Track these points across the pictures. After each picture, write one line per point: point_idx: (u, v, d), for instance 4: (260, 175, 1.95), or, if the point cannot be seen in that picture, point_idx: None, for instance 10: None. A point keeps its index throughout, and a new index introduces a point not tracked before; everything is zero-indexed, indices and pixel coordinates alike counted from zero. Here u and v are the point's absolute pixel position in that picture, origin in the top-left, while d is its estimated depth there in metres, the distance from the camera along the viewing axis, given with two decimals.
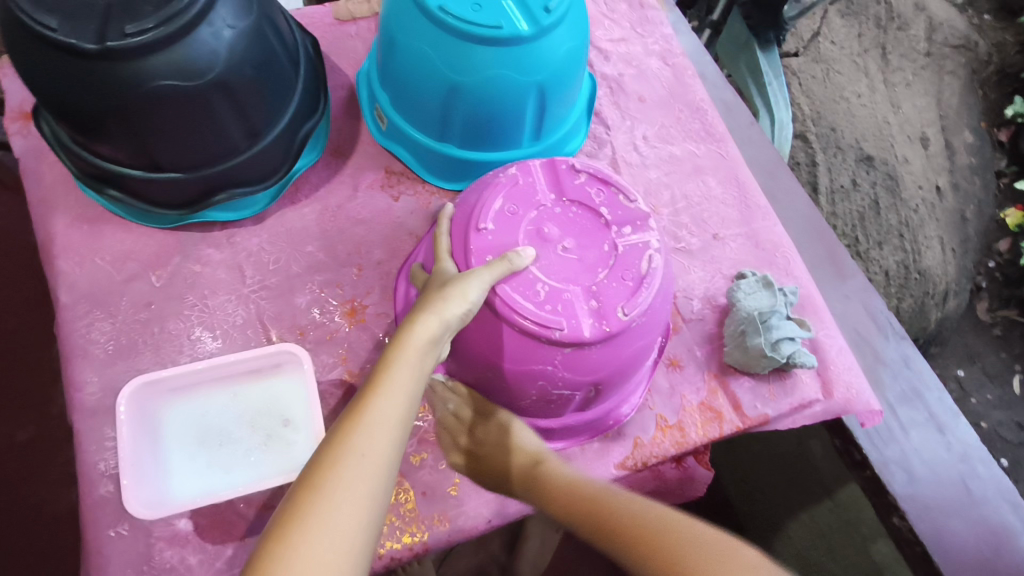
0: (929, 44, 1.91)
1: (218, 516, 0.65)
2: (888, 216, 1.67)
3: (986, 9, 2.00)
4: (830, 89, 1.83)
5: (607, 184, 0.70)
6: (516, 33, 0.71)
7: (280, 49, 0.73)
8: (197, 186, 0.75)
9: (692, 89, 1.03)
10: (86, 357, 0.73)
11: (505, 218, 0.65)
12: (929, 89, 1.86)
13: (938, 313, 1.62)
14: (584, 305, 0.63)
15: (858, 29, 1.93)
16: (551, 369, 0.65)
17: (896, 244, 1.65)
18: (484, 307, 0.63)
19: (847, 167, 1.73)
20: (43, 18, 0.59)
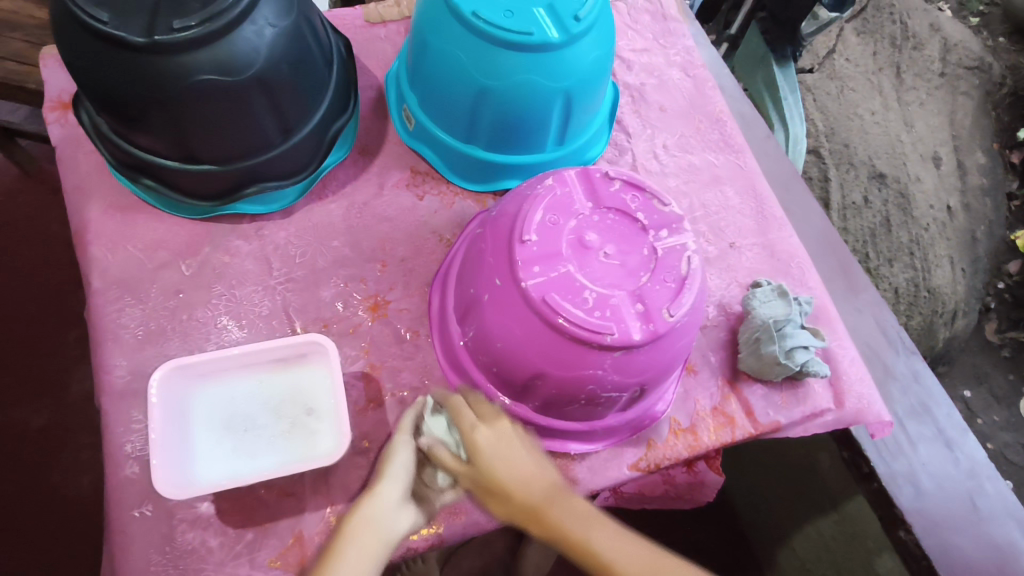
0: (944, 65, 1.92)
1: (240, 501, 0.70)
2: (899, 233, 1.68)
3: (1000, 32, 2.01)
4: (844, 105, 1.85)
5: (640, 190, 0.71)
6: (546, 40, 0.73)
7: (315, 49, 0.76)
8: (230, 178, 0.77)
9: (712, 100, 1.05)
10: (116, 341, 0.74)
11: (548, 228, 0.66)
12: (943, 109, 1.88)
13: (947, 332, 1.64)
14: (633, 308, 0.64)
15: (873, 47, 1.95)
16: (600, 373, 0.66)
17: (906, 262, 1.66)
18: (531, 314, 0.64)
19: (860, 183, 1.74)
20: (95, 11, 0.62)
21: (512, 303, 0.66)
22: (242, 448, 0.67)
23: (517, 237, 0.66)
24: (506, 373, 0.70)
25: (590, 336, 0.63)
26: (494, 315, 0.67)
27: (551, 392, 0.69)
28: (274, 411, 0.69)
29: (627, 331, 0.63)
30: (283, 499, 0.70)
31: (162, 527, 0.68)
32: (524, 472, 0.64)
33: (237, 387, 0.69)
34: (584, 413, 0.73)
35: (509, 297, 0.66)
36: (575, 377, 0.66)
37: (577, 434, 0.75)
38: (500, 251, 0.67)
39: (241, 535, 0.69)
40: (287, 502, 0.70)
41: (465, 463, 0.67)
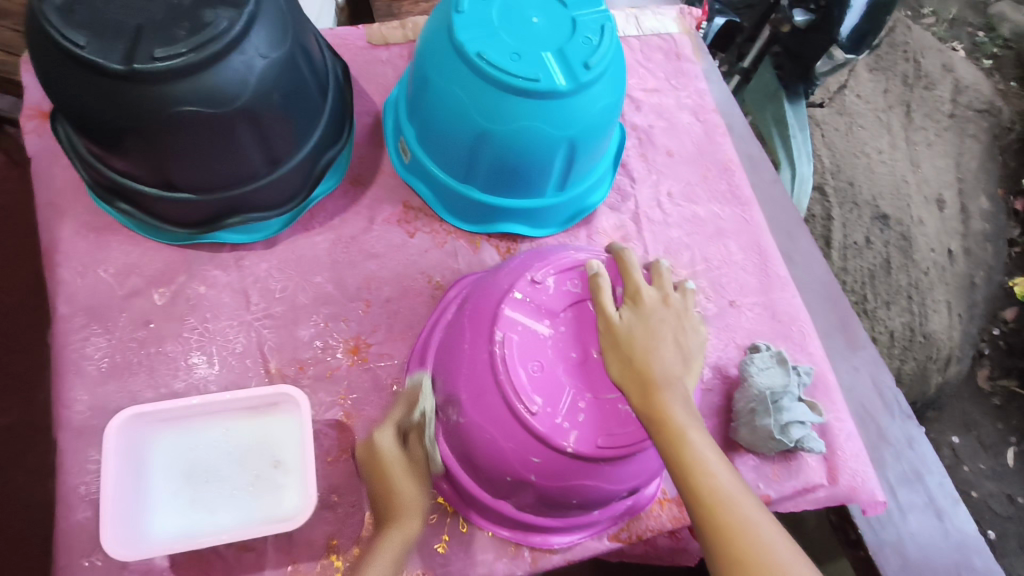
0: (953, 106, 1.91)
1: (197, 554, 0.66)
2: (899, 276, 1.67)
3: (1013, 76, 2.00)
4: (851, 143, 1.82)
5: (572, 268, 0.64)
6: (553, 88, 0.69)
7: (310, 76, 0.72)
8: (210, 208, 0.73)
9: (721, 147, 1.01)
10: (78, 373, 0.70)
11: (535, 369, 0.58)
12: (950, 151, 1.86)
13: (939, 378, 1.61)
14: (620, 412, 0.59)
15: (885, 85, 1.92)
16: (585, 482, 0.60)
17: (903, 306, 1.64)
18: (572, 458, 0.58)
19: (862, 224, 1.72)
20: (71, 33, 0.57)
21: (530, 445, 0.58)
22: (202, 501, 0.63)
23: (494, 326, 0.59)
24: (481, 472, 0.64)
25: (572, 447, 0.57)
26: (467, 411, 0.61)
27: (530, 494, 0.64)
28: (239, 463, 0.65)
29: (613, 440, 0.58)
30: (243, 554, 0.66)
31: None
32: (665, 356, 0.58)
33: (202, 435, 0.65)
34: (565, 512, 0.68)
35: (524, 442, 0.58)
36: (556, 485, 0.60)
37: (558, 528, 0.71)
38: (492, 407, 0.59)
39: None
40: (247, 558, 0.66)
41: (620, 333, 0.58)
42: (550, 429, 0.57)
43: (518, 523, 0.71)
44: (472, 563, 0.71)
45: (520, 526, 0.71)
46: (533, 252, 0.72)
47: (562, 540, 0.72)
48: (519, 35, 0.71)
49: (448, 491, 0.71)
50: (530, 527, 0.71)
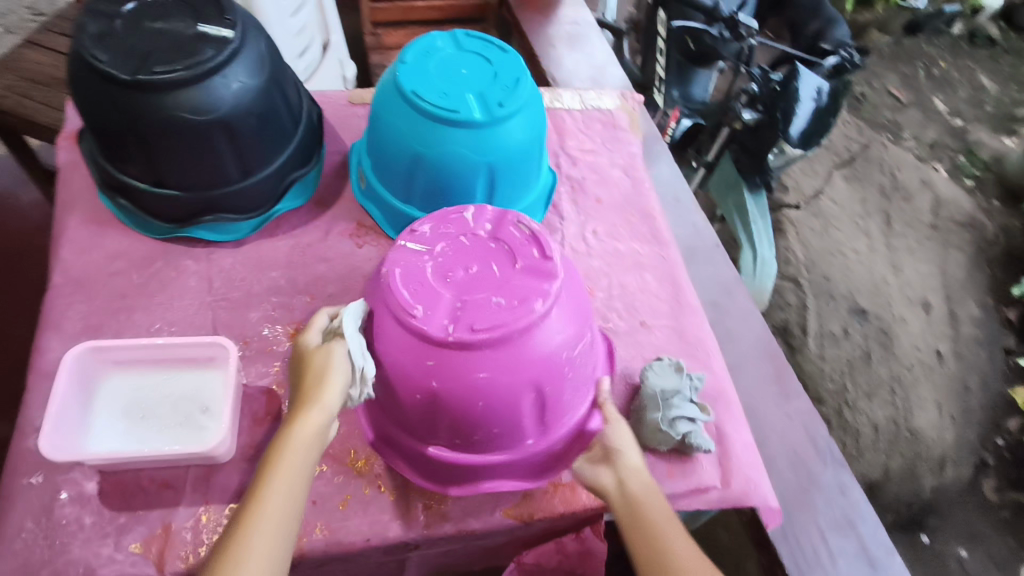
0: (935, 218, 2.22)
1: (122, 485, 0.75)
2: (879, 369, 1.89)
3: (995, 195, 2.34)
4: (827, 243, 2.10)
5: (447, 218, 0.77)
6: (470, 118, 0.86)
7: (284, 107, 0.90)
8: (190, 205, 0.89)
9: (646, 198, 1.15)
10: (58, 330, 0.84)
11: (417, 287, 0.70)
12: (933, 260, 2.13)
13: (933, 481, 1.76)
14: (491, 303, 0.68)
15: (861, 194, 2.24)
16: (479, 375, 0.68)
17: (885, 399, 1.84)
18: (458, 348, 0.67)
19: (840, 317, 1.96)
20: (96, 53, 0.77)
21: (421, 347, 0.68)
22: (135, 432, 0.74)
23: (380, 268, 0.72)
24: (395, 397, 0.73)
25: (453, 335, 0.66)
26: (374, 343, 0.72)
27: (433, 412, 0.72)
28: (172, 404, 0.75)
29: (487, 324, 0.67)
30: (163, 491, 0.75)
31: (46, 497, 0.73)
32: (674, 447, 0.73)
33: (147, 375, 0.77)
34: (487, 447, 0.75)
35: (414, 344, 0.68)
36: (453, 387, 0.68)
37: (491, 469, 0.77)
38: (390, 327, 0.70)
39: (115, 517, 0.73)
40: (166, 494, 0.75)
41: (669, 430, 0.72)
42: (432, 325, 0.67)
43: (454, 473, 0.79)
44: (370, 520, 0.77)
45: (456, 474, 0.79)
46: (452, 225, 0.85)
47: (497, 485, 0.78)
48: (450, 81, 0.89)
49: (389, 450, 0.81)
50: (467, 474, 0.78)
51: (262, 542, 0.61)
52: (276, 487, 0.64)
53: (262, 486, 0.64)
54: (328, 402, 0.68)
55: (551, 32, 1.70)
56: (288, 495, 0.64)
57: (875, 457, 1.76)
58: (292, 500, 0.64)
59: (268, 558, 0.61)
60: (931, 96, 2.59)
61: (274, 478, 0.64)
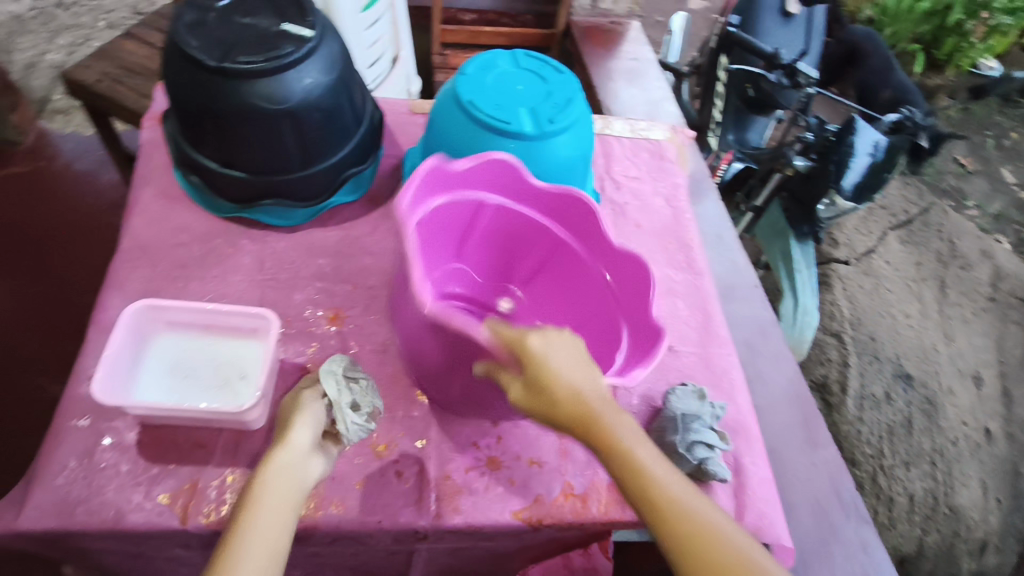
0: (993, 290, 2.14)
1: (159, 438, 0.79)
2: (922, 439, 1.81)
3: None
4: (876, 302, 2.05)
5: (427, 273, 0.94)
6: (520, 130, 0.90)
7: (349, 107, 0.96)
8: (253, 187, 0.96)
9: (685, 229, 1.16)
10: (120, 290, 0.90)
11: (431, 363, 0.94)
12: (989, 332, 2.05)
13: (972, 565, 1.66)
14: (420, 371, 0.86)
15: (916, 257, 2.19)
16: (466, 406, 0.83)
17: (926, 470, 1.76)
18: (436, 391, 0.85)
19: (883, 379, 1.90)
20: (190, 41, 0.84)
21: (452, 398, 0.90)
22: (177, 389, 0.78)
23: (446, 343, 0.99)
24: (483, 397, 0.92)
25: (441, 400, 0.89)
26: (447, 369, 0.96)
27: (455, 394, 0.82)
28: (214, 368, 0.80)
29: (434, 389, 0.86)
30: (195, 450, 0.79)
31: (89, 440, 0.78)
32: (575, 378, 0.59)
33: (193, 338, 0.82)
34: None
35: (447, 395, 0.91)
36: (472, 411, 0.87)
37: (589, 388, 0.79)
38: None
39: (149, 468, 0.77)
40: (197, 453, 0.79)
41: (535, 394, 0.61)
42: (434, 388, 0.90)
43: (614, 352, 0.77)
44: (384, 504, 0.79)
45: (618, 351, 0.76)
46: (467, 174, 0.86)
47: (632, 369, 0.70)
48: (505, 95, 0.93)
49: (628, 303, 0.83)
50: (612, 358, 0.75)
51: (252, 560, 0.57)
52: (263, 508, 0.61)
53: (240, 515, 0.61)
54: (297, 440, 0.70)
55: (611, 65, 1.77)
56: (270, 517, 0.61)
57: (909, 530, 1.67)
58: (279, 522, 0.61)
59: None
60: (1001, 167, 2.52)
61: (254, 507, 0.61)
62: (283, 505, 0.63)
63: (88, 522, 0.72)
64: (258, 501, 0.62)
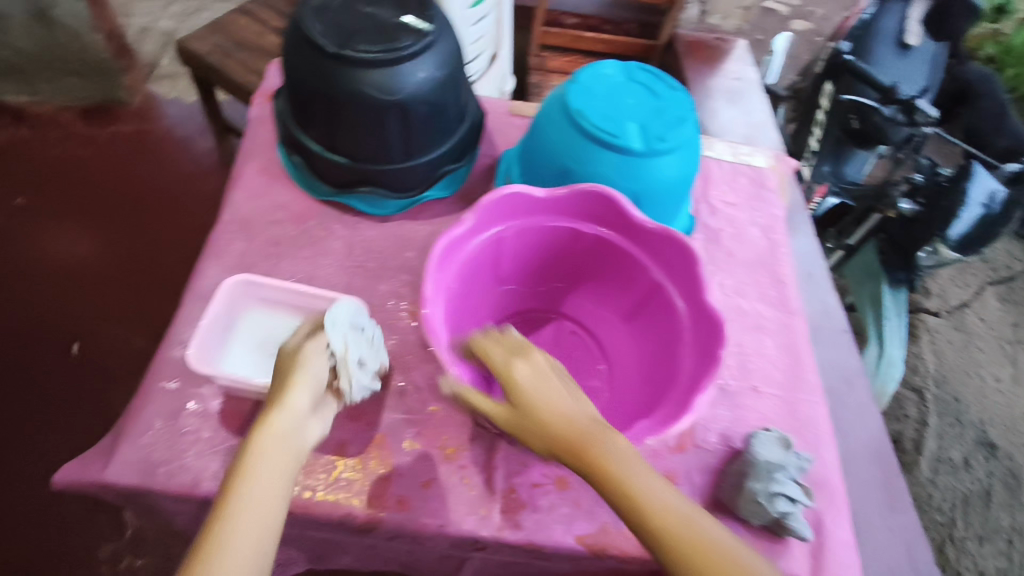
0: None
1: (239, 410, 0.81)
2: (999, 514, 1.67)
3: None
4: (964, 360, 1.92)
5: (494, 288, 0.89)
6: (627, 146, 0.88)
7: (455, 104, 0.96)
8: (353, 174, 0.97)
9: (781, 263, 1.10)
10: (217, 260, 0.93)
11: None
12: None
13: None
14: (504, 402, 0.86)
15: (1014, 318, 2.03)
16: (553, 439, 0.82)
17: (1000, 548, 1.63)
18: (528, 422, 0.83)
19: (963, 444, 1.77)
20: (314, 26, 0.86)
21: None
22: (263, 364, 0.80)
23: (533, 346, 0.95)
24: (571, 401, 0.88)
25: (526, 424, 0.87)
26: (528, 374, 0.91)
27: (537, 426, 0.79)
28: None
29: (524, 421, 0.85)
30: None
31: (176, 403, 0.80)
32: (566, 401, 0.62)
33: (282, 313, 0.83)
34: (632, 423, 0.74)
35: None
36: None
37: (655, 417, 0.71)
38: None
39: (228, 438, 0.79)
40: None
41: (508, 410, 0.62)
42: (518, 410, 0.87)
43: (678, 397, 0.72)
44: (447, 508, 0.78)
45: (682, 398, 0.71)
46: (532, 203, 0.80)
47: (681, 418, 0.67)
48: (613, 106, 0.90)
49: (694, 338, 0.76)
50: (676, 407, 0.70)
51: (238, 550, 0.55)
52: (252, 487, 0.58)
53: (229, 493, 0.58)
54: (294, 405, 0.65)
55: (712, 84, 1.71)
56: (260, 497, 0.58)
57: None
58: (268, 503, 0.58)
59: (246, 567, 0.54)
60: None
61: (241, 486, 0.58)
62: (275, 485, 0.60)
63: (167, 483, 0.75)
64: (248, 478, 0.59)
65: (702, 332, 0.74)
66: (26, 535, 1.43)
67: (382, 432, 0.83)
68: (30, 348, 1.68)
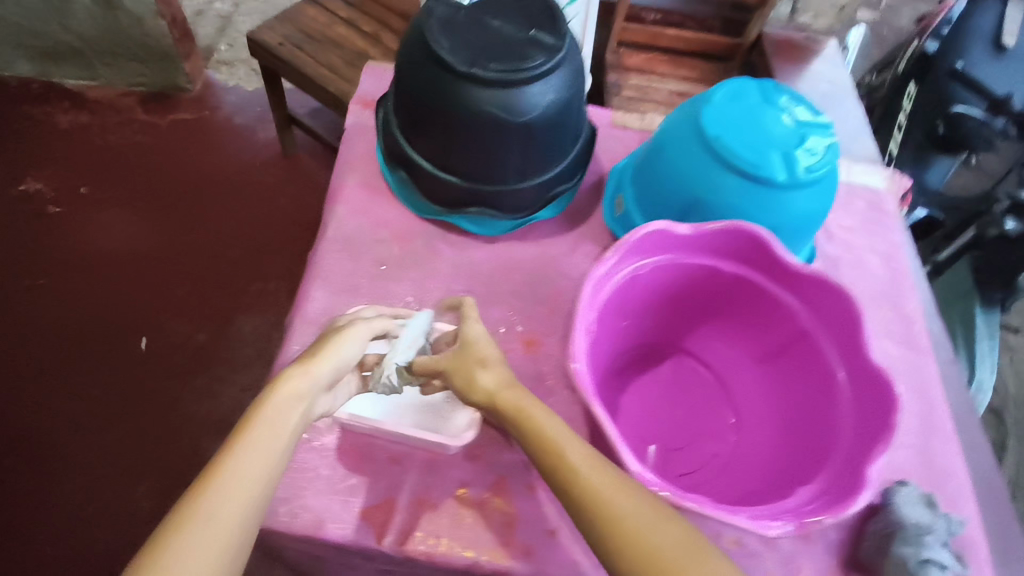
0: None
1: (358, 446, 0.78)
2: None
3: None
4: None
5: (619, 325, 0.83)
6: (773, 178, 0.82)
7: (574, 123, 0.90)
8: (464, 195, 0.91)
9: (905, 295, 1.03)
10: (324, 282, 0.89)
11: (640, 416, 0.87)
12: None
13: None
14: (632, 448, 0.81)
15: None
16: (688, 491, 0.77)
17: None
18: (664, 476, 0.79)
19: None
20: (440, 39, 0.79)
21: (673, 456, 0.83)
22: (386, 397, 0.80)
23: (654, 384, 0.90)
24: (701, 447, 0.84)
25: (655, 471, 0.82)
26: (651, 414, 0.87)
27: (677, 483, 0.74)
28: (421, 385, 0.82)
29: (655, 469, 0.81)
30: (391, 465, 0.77)
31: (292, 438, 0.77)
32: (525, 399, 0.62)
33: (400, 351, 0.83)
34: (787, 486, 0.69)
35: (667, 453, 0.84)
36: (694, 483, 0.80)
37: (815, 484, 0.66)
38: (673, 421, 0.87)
39: (348, 477, 0.76)
40: (393, 468, 0.77)
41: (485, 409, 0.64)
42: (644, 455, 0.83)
43: (842, 460, 0.66)
44: (575, 560, 0.74)
45: (849, 462, 0.65)
46: (676, 239, 0.75)
47: (862, 495, 0.59)
48: (754, 131, 0.84)
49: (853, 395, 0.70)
50: (844, 473, 0.64)
51: (227, 497, 0.50)
52: (255, 437, 0.54)
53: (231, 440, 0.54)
54: (321, 367, 0.62)
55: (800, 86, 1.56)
56: (261, 448, 0.54)
57: None
58: (266, 455, 0.53)
59: (229, 519, 0.49)
60: None
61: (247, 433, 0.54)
62: (275, 452, 0.55)
63: (291, 524, 0.72)
64: (253, 428, 0.55)
65: (863, 389, 0.68)
66: (99, 533, 1.44)
67: (501, 474, 0.78)
68: (96, 342, 1.67)
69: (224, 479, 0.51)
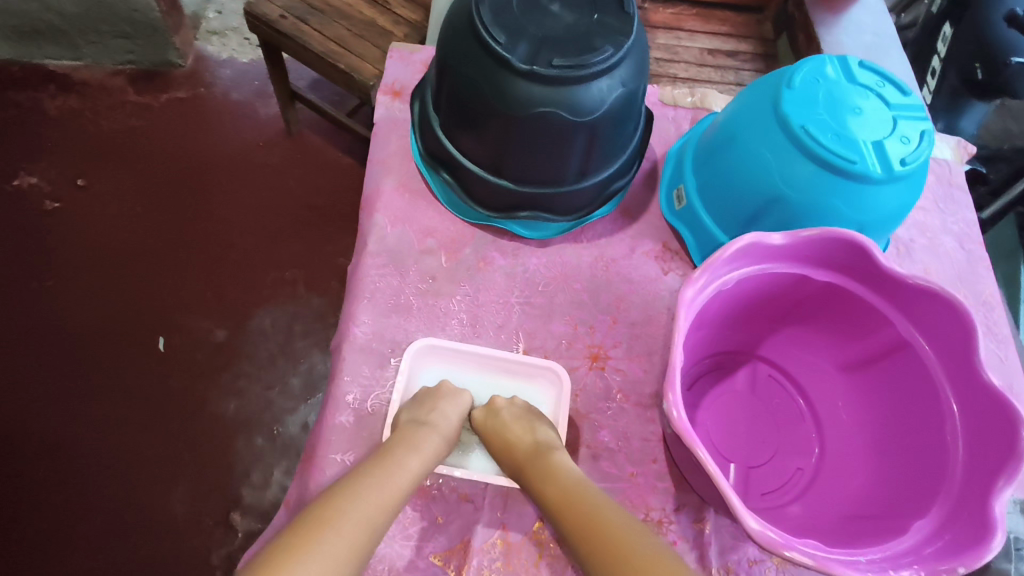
0: None
1: (425, 485, 0.73)
2: None
3: None
4: None
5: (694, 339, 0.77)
6: (868, 172, 0.72)
7: (636, 114, 0.81)
8: (516, 198, 0.83)
9: (983, 280, 0.97)
10: (370, 302, 0.82)
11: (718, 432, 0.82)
12: None
13: None
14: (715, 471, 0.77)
15: None
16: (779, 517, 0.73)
17: None
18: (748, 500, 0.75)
19: None
20: (494, 30, 0.70)
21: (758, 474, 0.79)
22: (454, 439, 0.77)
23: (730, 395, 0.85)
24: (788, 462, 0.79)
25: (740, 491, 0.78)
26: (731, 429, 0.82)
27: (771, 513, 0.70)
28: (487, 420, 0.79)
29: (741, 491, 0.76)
30: (462, 502, 0.73)
31: None
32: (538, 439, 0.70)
33: (471, 382, 0.81)
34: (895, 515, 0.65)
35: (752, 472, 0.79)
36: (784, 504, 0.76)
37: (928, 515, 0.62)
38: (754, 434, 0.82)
39: (418, 519, 0.71)
40: (464, 507, 0.73)
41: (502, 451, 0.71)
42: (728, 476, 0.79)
43: (958, 489, 0.61)
44: None
45: (965, 492, 0.60)
46: (767, 252, 0.68)
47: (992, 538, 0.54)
48: (844, 119, 0.74)
49: (963, 414, 0.64)
50: (962, 506, 0.59)
51: (348, 531, 0.52)
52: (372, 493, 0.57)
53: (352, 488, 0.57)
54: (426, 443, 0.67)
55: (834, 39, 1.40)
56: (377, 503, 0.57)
57: None
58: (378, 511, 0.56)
59: (345, 552, 0.51)
60: None
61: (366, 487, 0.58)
62: (393, 504, 0.58)
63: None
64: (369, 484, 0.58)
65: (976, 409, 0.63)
66: (137, 542, 1.42)
67: None
68: (112, 344, 1.60)
69: (346, 507, 0.54)
